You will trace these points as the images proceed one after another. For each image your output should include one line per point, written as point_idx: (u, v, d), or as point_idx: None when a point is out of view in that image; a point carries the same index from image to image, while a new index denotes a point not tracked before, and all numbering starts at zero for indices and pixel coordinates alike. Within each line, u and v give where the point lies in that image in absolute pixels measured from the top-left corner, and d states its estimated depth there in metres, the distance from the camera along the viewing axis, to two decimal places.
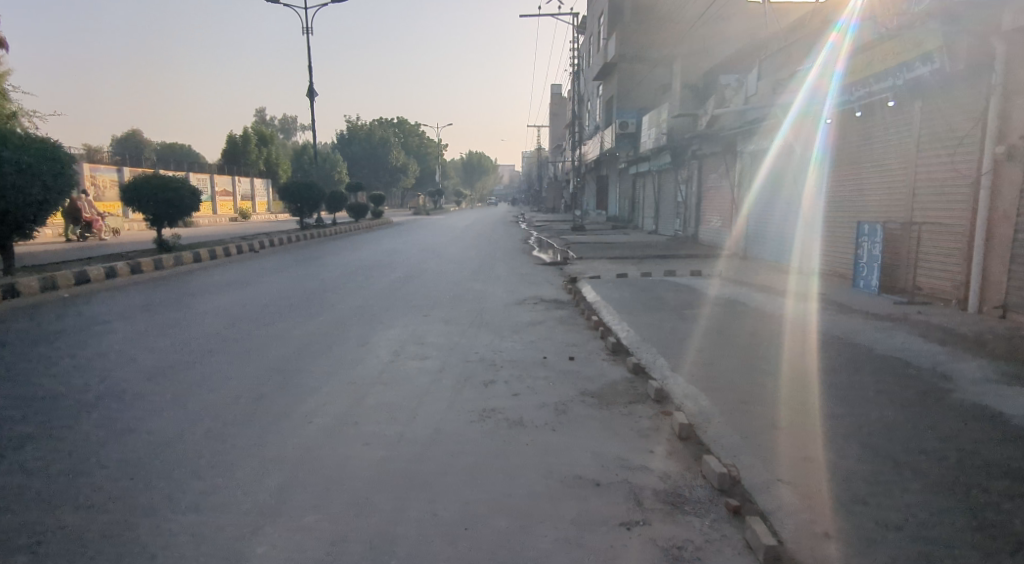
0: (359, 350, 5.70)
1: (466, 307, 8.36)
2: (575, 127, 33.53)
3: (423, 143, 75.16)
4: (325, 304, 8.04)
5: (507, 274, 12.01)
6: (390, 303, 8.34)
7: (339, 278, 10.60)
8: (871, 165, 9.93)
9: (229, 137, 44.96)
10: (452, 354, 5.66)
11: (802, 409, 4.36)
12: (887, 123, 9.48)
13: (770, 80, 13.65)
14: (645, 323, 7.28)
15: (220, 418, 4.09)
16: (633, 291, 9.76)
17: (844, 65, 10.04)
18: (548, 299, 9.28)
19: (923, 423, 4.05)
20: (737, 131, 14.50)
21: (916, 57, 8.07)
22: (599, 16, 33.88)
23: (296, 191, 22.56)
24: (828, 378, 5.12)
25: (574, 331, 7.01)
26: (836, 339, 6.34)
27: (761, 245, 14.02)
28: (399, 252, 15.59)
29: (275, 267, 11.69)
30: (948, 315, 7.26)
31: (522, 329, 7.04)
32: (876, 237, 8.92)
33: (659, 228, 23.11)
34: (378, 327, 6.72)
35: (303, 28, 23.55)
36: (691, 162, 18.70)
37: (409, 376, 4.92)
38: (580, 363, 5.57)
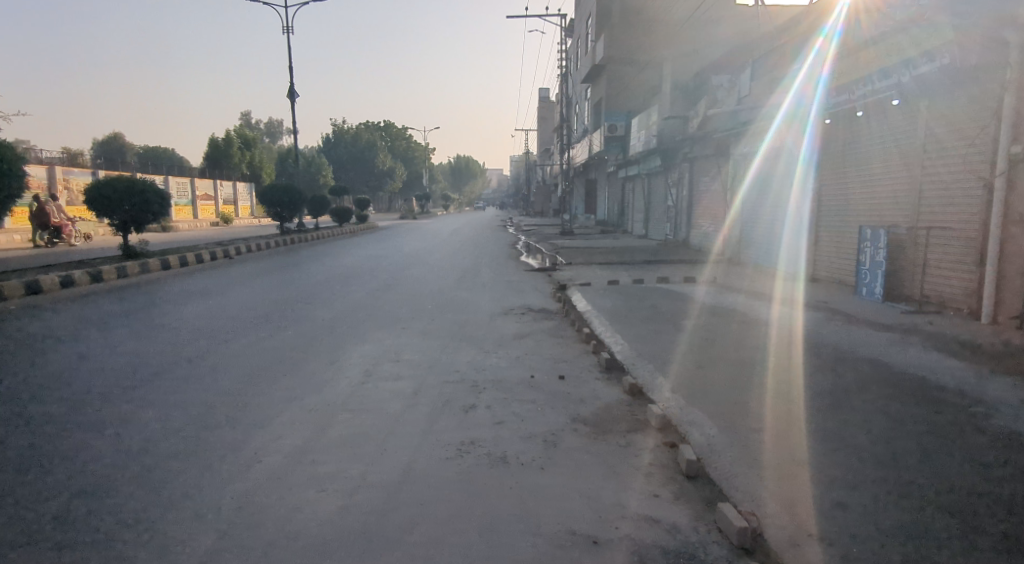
0: (327, 369, 5.16)
1: (447, 319, 7.82)
2: (564, 130, 33.11)
3: (411, 147, 74.61)
4: (296, 316, 7.48)
5: (493, 281, 11.46)
6: (368, 315, 7.78)
7: (315, 287, 10.02)
8: (866, 168, 9.46)
9: (211, 140, 44.06)
10: (430, 374, 5.13)
11: (822, 436, 3.87)
12: (883, 124, 9.02)
13: (764, 80, 13.09)
14: (640, 335, 6.77)
15: (159, 454, 3.56)
16: (626, 299, 9.27)
17: (830, 70, 9.81)
18: (536, 309, 8.76)
19: (962, 454, 3.57)
20: (727, 133, 13.94)
21: (924, 52, 7.58)
22: (587, 17, 33.48)
23: (276, 195, 21.90)
24: (845, 396, 4.64)
25: (564, 346, 6.49)
26: (846, 352, 5.85)
27: (749, 248, 13.57)
28: (381, 258, 15.04)
29: (247, 274, 11.07)
30: (959, 326, 6.84)
31: (508, 343, 6.52)
32: (880, 242, 8.53)
33: (649, 233, 22.69)
34: (351, 342, 6.17)
35: (284, 29, 22.87)
36: (682, 165, 18.28)
37: (379, 400, 4.38)
38: (571, 384, 5.05)
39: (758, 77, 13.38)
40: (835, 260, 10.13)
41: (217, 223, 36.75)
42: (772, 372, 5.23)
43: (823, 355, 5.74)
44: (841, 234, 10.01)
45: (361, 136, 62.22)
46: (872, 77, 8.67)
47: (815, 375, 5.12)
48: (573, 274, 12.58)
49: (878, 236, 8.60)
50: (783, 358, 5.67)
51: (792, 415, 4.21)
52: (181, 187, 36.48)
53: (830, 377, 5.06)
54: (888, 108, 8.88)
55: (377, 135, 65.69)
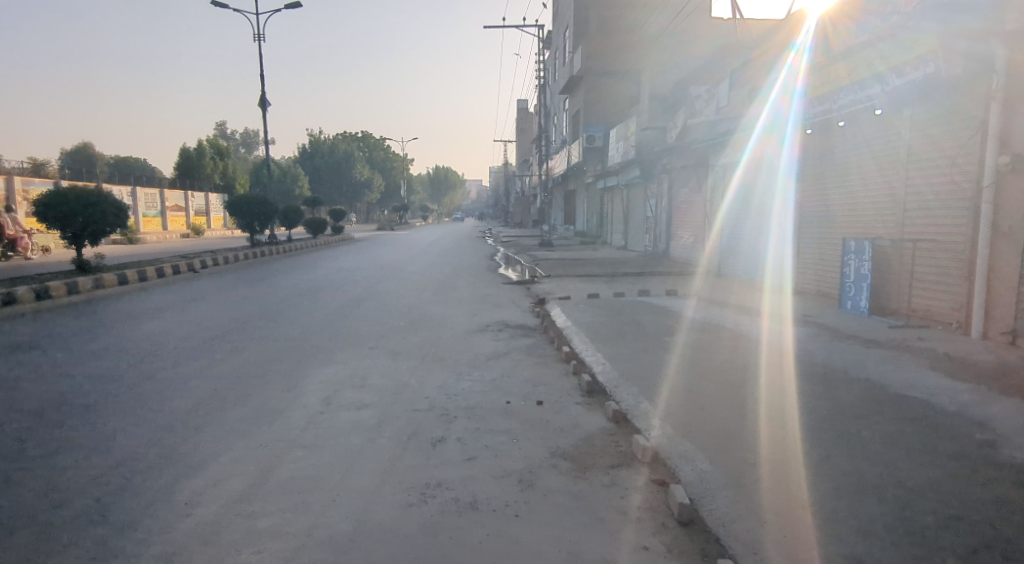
0: (284, 397, 4.73)
1: (419, 337, 7.40)
2: (542, 141, 32.92)
3: (389, 158, 74.04)
4: (257, 335, 7.02)
5: (469, 296, 11.06)
6: (335, 334, 7.35)
7: (282, 303, 9.54)
8: (848, 179, 9.26)
9: (182, 149, 43.06)
10: (396, 402, 4.73)
11: (822, 470, 3.55)
12: (865, 135, 8.84)
13: (741, 90, 12.84)
14: (622, 354, 6.42)
15: (84, 497, 3.11)
16: (607, 314, 8.93)
17: (807, 82, 9.67)
18: (513, 325, 8.37)
19: (974, 490, 3.28)
20: (705, 144, 13.70)
21: (908, 60, 7.28)
22: (564, 29, 33.38)
23: (246, 206, 21.25)
24: (841, 421, 4.34)
25: (542, 367, 6.12)
26: (839, 372, 5.56)
27: (732, 260, 13.36)
28: (354, 272, 14.55)
29: (210, 289, 10.55)
30: (950, 341, 6.61)
31: (483, 364, 6.14)
32: (864, 255, 8.30)
33: (628, 244, 22.48)
34: (314, 366, 5.74)
35: (255, 36, 22.33)
36: (660, 177, 18.11)
37: (338, 435, 3.97)
38: (549, 412, 4.69)
39: (736, 88, 13.13)
40: (818, 272, 9.91)
41: (188, 234, 35.89)
42: (763, 396, 4.92)
43: (815, 376, 5.43)
44: (824, 246, 9.81)
45: (337, 146, 61.50)
46: (855, 86, 8.39)
47: (807, 399, 4.82)
48: (553, 287, 12.24)
49: (863, 249, 8.38)
50: (773, 379, 5.36)
51: (788, 447, 3.89)
52: (150, 198, 35.53)
53: (824, 401, 4.76)
54: (871, 119, 8.68)
55: (354, 146, 65.06)
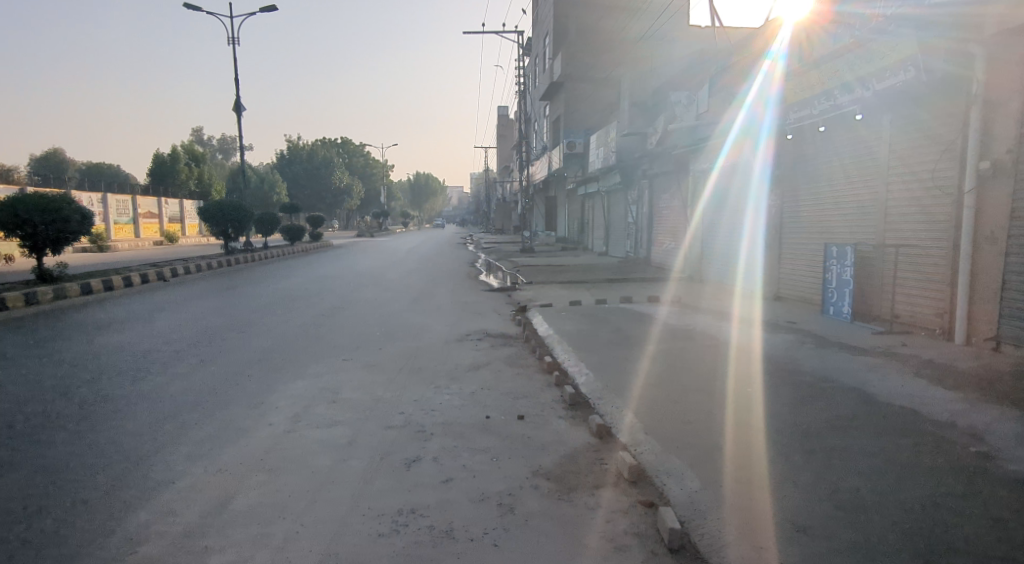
0: (250, 414, 4.48)
1: (396, 347, 7.17)
2: (523, 147, 32.83)
3: (368, 164, 73.55)
4: (226, 347, 6.74)
5: (449, 304, 10.83)
6: (308, 345, 7.08)
7: (254, 313, 9.24)
8: (827, 184, 9.15)
9: (156, 155, 42.23)
10: (369, 419, 4.50)
11: (813, 491, 3.41)
12: (844, 139, 8.72)
13: (720, 95, 12.73)
14: (605, 364, 6.24)
15: (20, 529, 2.85)
16: (589, 322, 8.77)
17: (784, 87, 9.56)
18: (494, 334, 8.17)
19: (971, 512, 3.15)
20: (685, 149, 13.58)
21: (886, 66, 7.16)
22: (544, 35, 33.33)
23: (220, 212, 20.80)
24: (831, 434, 4.21)
25: (523, 378, 5.92)
26: (826, 380, 5.44)
27: (710, 265, 13.26)
28: (331, 279, 14.24)
29: (179, 299, 10.20)
30: (934, 348, 6.54)
31: (462, 376, 5.94)
32: (846, 260, 8.15)
33: (609, 251, 22.40)
34: (284, 381, 5.49)
35: (228, 39, 21.94)
36: (641, 183, 18.04)
37: (306, 456, 3.74)
38: (530, 427, 4.48)
39: (714, 93, 13.07)
40: (799, 278, 9.82)
41: (161, 242, 35.18)
42: (750, 407, 4.77)
43: (802, 384, 5.30)
44: (803, 251, 9.71)
45: (316, 152, 60.89)
46: (834, 91, 8.24)
47: (796, 410, 4.68)
48: (534, 294, 12.07)
49: (844, 254, 8.26)
50: (760, 388, 5.22)
51: (777, 465, 3.74)
52: (121, 205, 34.78)
53: (812, 412, 4.63)
54: (849, 124, 8.55)
55: (334, 152, 64.47)
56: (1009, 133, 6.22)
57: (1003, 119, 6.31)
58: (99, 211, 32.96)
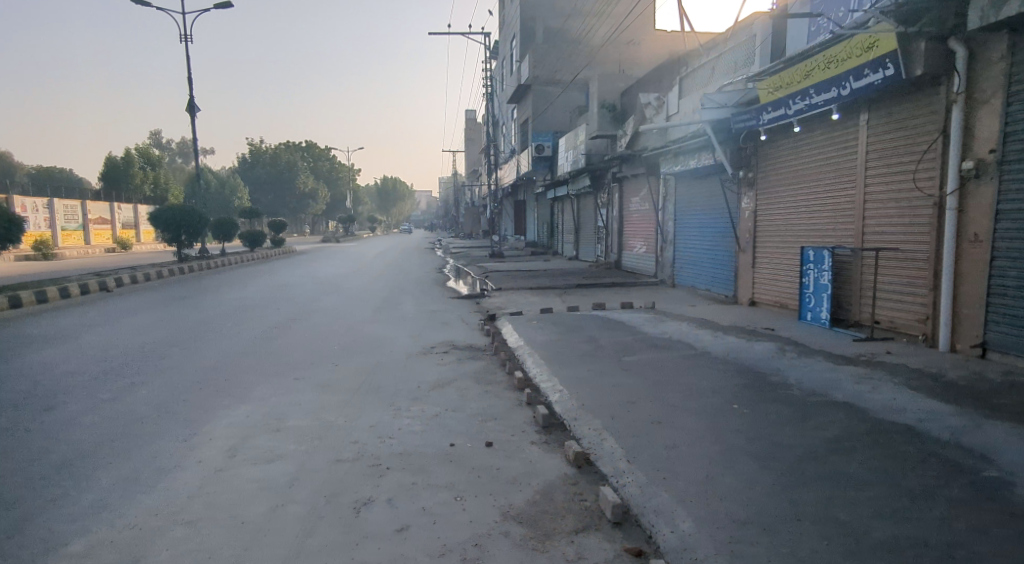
0: (180, 450, 4.01)
1: (354, 363, 6.69)
2: (490, 151, 32.40)
3: (333, 168, 72.31)
4: (164, 368, 6.23)
5: (414, 313, 10.35)
6: (257, 363, 6.58)
7: (202, 326, 8.69)
8: (803, 186, 8.79)
9: (108, 157, 40.39)
10: (318, 452, 4.04)
11: (809, 528, 3.07)
12: (820, 139, 8.31)
13: (694, 95, 12.35)
14: (578, 378, 5.86)
15: None
16: (559, 330, 8.40)
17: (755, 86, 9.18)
18: (461, 345, 7.73)
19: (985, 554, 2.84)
20: (656, 152, 13.20)
21: (866, 62, 6.78)
22: (511, 38, 32.99)
23: (172, 217, 19.88)
24: (823, 458, 3.88)
25: (491, 396, 5.50)
26: (815, 391, 5.14)
27: (684, 268, 12.90)
28: (290, 288, 13.60)
29: (122, 312, 9.60)
30: (919, 354, 6.28)
31: (424, 395, 5.48)
32: (824, 264, 7.82)
33: (579, 255, 22.11)
34: (224, 407, 5.01)
35: (181, 36, 21.14)
36: (611, 186, 17.73)
37: (237, 502, 3.28)
38: (500, 457, 4.06)
39: (685, 96, 12.78)
40: (776, 282, 9.49)
41: (114, 248, 34.00)
42: (736, 426, 4.44)
43: (788, 398, 4.99)
44: (781, 254, 9.36)
45: (279, 156, 59.60)
46: (810, 90, 7.78)
47: (784, 428, 4.37)
48: (502, 301, 11.64)
49: (822, 257, 7.89)
50: (744, 404, 4.90)
51: (770, 497, 3.39)
52: (69, 211, 33.66)
53: (802, 431, 4.30)
54: (826, 122, 8.15)
55: (298, 155, 63.07)
56: (994, 133, 5.88)
57: (986, 118, 5.97)
58: (46, 216, 31.93)
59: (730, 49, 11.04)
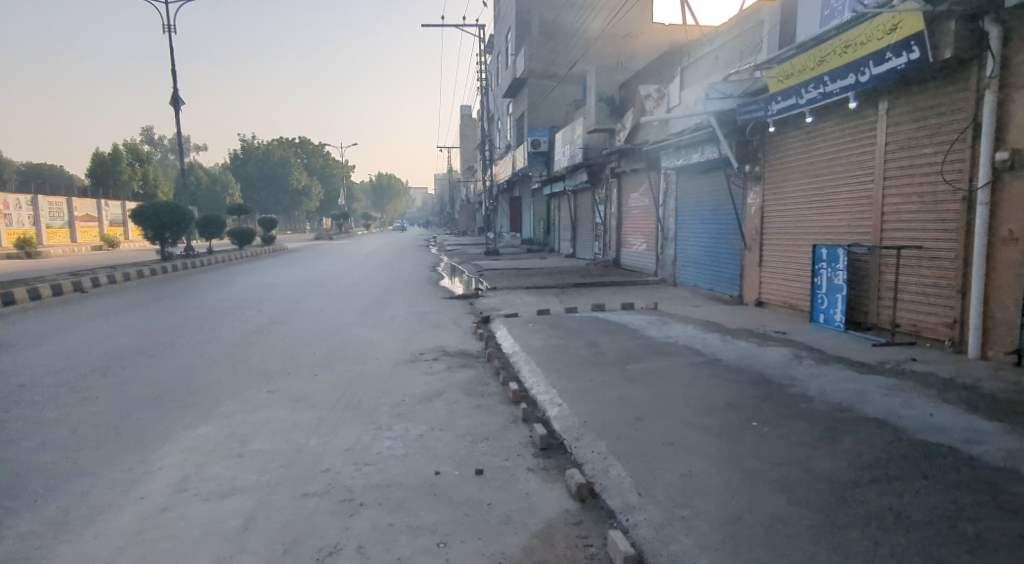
0: (122, 484, 3.53)
1: (335, 373, 6.18)
2: (485, 146, 31.82)
3: (328, 164, 71.61)
4: (125, 381, 5.74)
5: (403, 315, 9.84)
6: (229, 374, 6.08)
7: (176, 331, 8.20)
8: (814, 180, 8.20)
9: (96, 153, 39.75)
10: (282, 485, 3.56)
11: None
12: (834, 131, 7.74)
13: (697, 87, 11.77)
14: (578, 389, 5.36)
15: None
16: (556, 334, 7.91)
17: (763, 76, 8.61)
18: (452, 351, 7.22)
19: None
20: (656, 146, 12.64)
21: (887, 46, 6.20)
22: (506, 31, 32.34)
23: (155, 214, 19.25)
24: (857, 489, 3.40)
25: (483, 411, 5.00)
26: (841, 405, 4.65)
27: (687, 266, 12.34)
28: (276, 288, 13.06)
29: (92, 316, 9.11)
30: (948, 361, 5.79)
31: (409, 410, 4.97)
32: (838, 263, 7.25)
33: (577, 252, 21.58)
34: (183, 427, 4.53)
35: (165, 27, 20.59)
36: (609, 181, 17.21)
37: (176, 555, 2.80)
38: (491, 488, 3.57)
39: (686, 87, 12.25)
40: (785, 282, 8.92)
41: (101, 247, 33.36)
42: (756, 448, 3.96)
43: (811, 413, 4.50)
44: (790, 253, 8.79)
45: (271, 152, 58.85)
46: (824, 77, 7.19)
47: (810, 450, 3.89)
48: (497, 302, 11.13)
49: (836, 256, 7.32)
50: (763, 421, 4.42)
51: (800, 540, 2.92)
52: (54, 208, 33.16)
53: (831, 454, 3.82)
54: (842, 111, 7.57)
55: (291, 152, 62.35)
56: None
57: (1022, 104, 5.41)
58: (29, 214, 31.50)
59: (733, 38, 10.51)
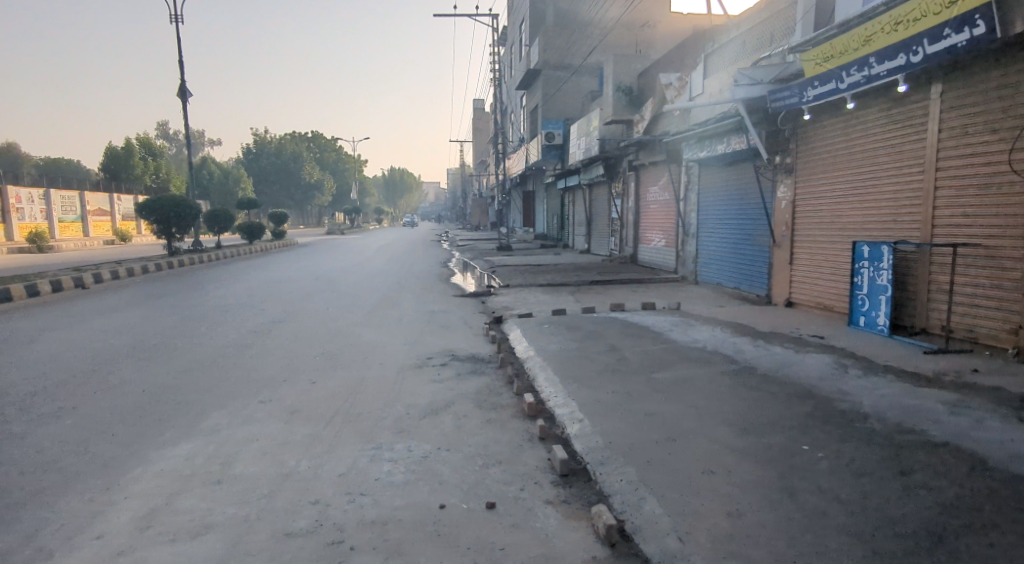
0: (79, 519, 3.07)
1: (335, 380, 5.68)
2: (499, 139, 31.24)
3: (340, 158, 71.40)
4: (107, 388, 5.30)
5: (411, 314, 9.34)
6: (220, 381, 5.61)
7: (170, 332, 7.75)
8: (855, 171, 7.57)
9: (109, 146, 39.71)
10: (263, 521, 3.08)
11: None
12: (878, 118, 7.11)
13: (723, 75, 11.10)
14: (600, 402, 4.82)
15: None
16: (574, 336, 7.36)
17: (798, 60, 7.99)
18: (461, 356, 6.71)
19: None
20: (678, 137, 11.99)
21: (945, 21, 5.59)
22: (520, 21, 31.60)
23: (162, 208, 18.88)
24: (939, 537, 2.86)
25: (495, 428, 4.48)
26: (904, 426, 4.07)
27: (710, 263, 11.74)
28: (281, 284, 12.62)
29: (86, 314, 8.72)
30: (1014, 371, 5.19)
31: (413, 426, 4.46)
32: (882, 262, 6.65)
33: (592, 247, 20.99)
34: (161, 445, 4.06)
35: (173, 17, 20.21)
36: (627, 174, 16.58)
37: None
38: (504, 527, 3.06)
39: (710, 74, 11.62)
40: (818, 281, 8.31)
41: (114, 240, 33.26)
42: (812, 481, 3.41)
43: (870, 434, 3.94)
44: (824, 250, 8.16)
45: (283, 146, 58.58)
46: (869, 58, 6.59)
47: (876, 484, 3.33)
48: (510, 300, 10.59)
49: (880, 254, 6.71)
50: (815, 444, 3.86)
51: None
52: (67, 202, 33.12)
53: (901, 490, 3.28)
54: (887, 96, 6.94)
55: (304, 146, 62.14)
56: None
57: None
58: (42, 207, 31.44)
59: (763, 19, 9.86)
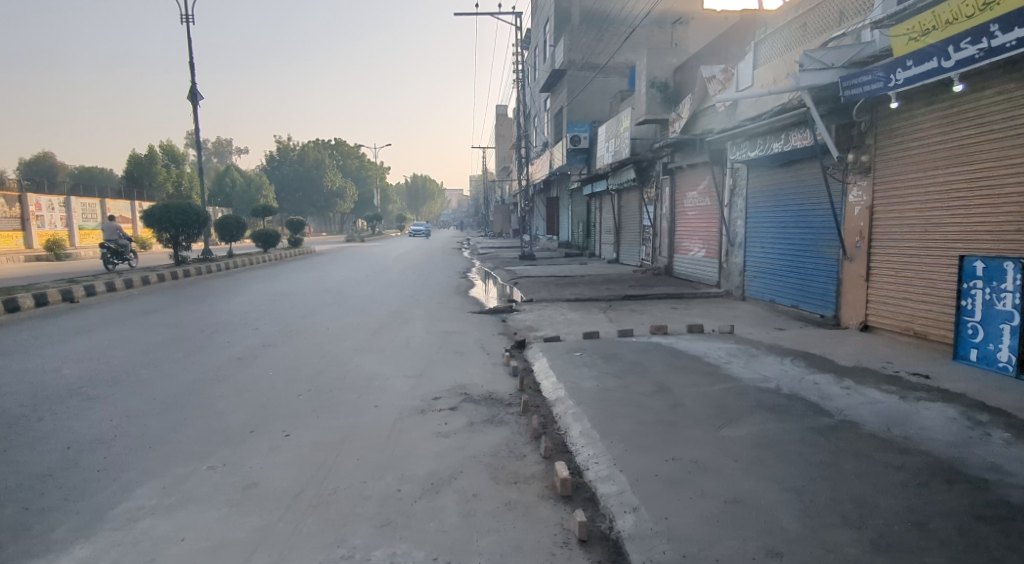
0: None
1: (315, 432, 4.50)
2: (523, 144, 30.03)
3: (363, 165, 71.02)
4: (22, 445, 4.16)
5: (422, 336, 8.15)
6: (169, 433, 4.44)
7: (140, 359, 6.65)
8: (962, 169, 6.19)
9: (132, 154, 39.48)
10: None
11: None
12: (999, 100, 5.76)
13: (779, 63, 9.73)
14: (659, 478, 3.53)
15: None
16: (612, 369, 6.09)
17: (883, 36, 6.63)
18: (475, 396, 5.45)
19: None
20: (724, 136, 10.62)
21: None
22: (545, 20, 30.41)
23: (167, 214, 17.99)
24: None
25: (516, 518, 3.23)
26: None
27: (761, 277, 10.37)
28: (284, 298, 11.52)
29: (54, 336, 7.67)
30: None
31: (402, 516, 3.22)
32: (1007, 281, 5.28)
33: (621, 257, 19.63)
34: (48, 546, 2.90)
35: (186, 18, 19.49)
36: (661, 177, 15.26)
37: None
38: None
39: (762, 64, 10.28)
40: (904, 303, 6.90)
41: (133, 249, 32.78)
42: None
43: None
44: (915, 267, 6.75)
45: (306, 154, 58.18)
46: (991, 26, 5.26)
47: None
48: (534, 320, 9.34)
49: (1001, 271, 5.34)
50: None
51: None
52: (88, 209, 32.78)
53: None
54: (1014, 72, 5.59)
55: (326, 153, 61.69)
56: None
57: None
58: (62, 214, 31.08)
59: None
